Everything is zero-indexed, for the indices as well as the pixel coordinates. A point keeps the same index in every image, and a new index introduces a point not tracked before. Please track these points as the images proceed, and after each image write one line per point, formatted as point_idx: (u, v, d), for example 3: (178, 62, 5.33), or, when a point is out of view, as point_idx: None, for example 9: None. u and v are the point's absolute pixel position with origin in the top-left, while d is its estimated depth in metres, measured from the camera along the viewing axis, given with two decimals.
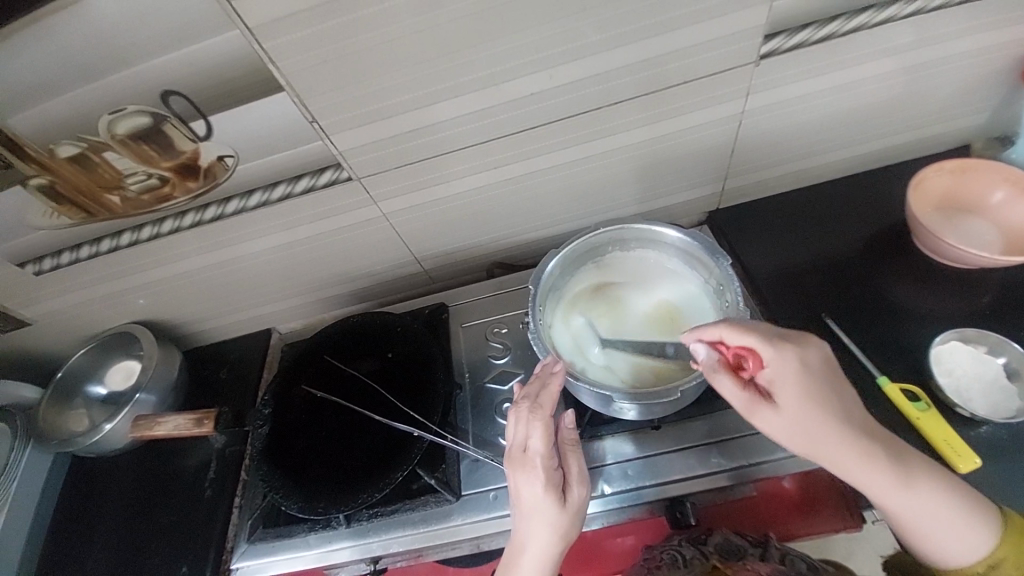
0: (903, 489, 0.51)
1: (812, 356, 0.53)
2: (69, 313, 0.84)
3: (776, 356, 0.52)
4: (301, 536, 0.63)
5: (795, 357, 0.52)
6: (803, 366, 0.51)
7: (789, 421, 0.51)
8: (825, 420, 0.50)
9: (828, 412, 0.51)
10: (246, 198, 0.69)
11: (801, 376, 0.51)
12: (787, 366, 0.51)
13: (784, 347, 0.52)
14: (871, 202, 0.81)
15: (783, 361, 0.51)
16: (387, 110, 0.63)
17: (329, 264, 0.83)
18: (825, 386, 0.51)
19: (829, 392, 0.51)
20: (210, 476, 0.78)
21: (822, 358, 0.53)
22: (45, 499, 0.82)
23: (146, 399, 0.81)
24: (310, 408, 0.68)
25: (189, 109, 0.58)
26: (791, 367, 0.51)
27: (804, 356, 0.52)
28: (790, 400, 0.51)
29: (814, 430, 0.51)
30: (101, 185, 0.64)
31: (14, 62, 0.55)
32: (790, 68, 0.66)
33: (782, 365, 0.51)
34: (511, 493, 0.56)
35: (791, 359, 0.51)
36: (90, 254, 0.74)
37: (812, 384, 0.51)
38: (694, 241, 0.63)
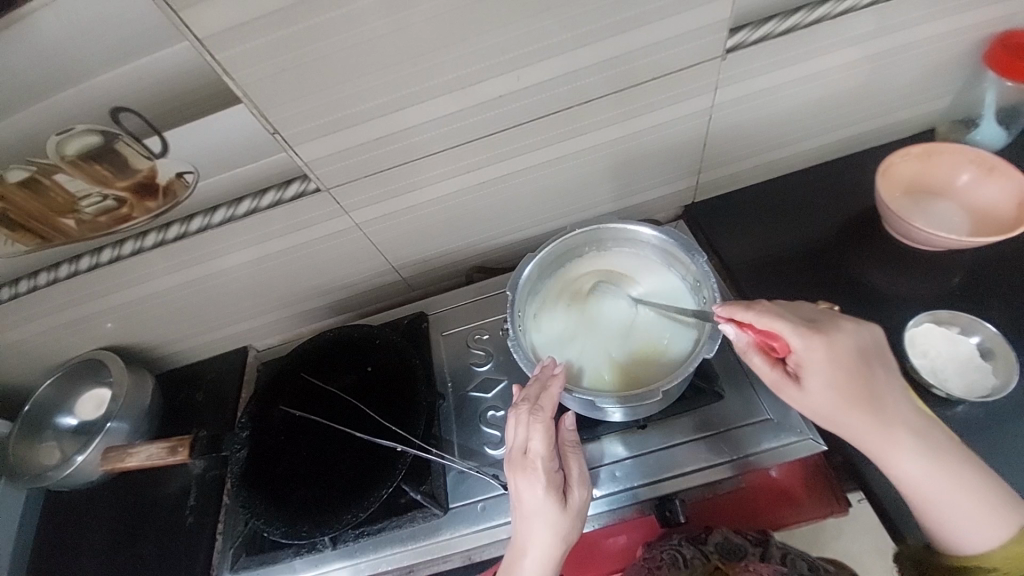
0: (926, 471, 0.51)
1: (844, 339, 0.51)
2: (31, 342, 0.80)
3: (803, 344, 0.50)
4: (287, 562, 0.61)
5: (823, 344, 0.50)
6: (831, 353, 0.50)
7: (814, 400, 0.52)
8: (855, 404, 0.50)
9: (855, 395, 0.50)
10: (211, 214, 0.67)
11: (828, 362, 0.50)
12: (815, 354, 0.50)
13: (812, 335, 0.50)
14: (843, 188, 0.82)
15: (811, 349, 0.50)
16: (353, 118, 0.61)
17: (304, 277, 0.81)
18: (853, 369, 0.50)
19: (859, 373, 0.51)
20: (190, 503, 0.75)
21: (854, 341, 0.51)
22: (19, 538, 0.79)
23: (118, 427, 0.78)
24: (291, 428, 0.66)
25: (143, 126, 0.55)
26: (819, 353, 0.50)
27: (833, 343, 0.50)
28: (818, 383, 0.51)
29: (840, 411, 0.51)
30: (55, 210, 0.61)
31: None
32: (758, 60, 0.66)
33: (810, 352, 0.50)
34: (511, 497, 0.55)
35: (819, 346, 0.50)
36: (49, 281, 0.71)
37: (839, 370, 0.50)
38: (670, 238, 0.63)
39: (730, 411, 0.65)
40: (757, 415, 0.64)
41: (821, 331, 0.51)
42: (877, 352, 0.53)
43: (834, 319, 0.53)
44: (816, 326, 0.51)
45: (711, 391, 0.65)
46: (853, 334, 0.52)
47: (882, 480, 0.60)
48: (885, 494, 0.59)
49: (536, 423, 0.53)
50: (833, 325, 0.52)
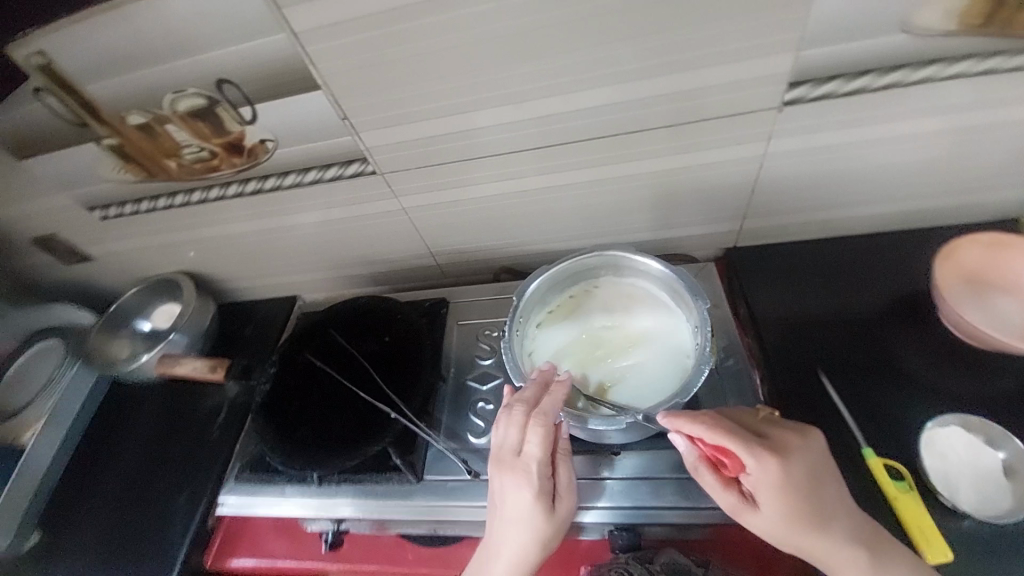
0: None
1: (796, 459, 0.52)
2: (128, 255, 0.96)
3: (757, 464, 0.51)
4: (279, 487, 0.69)
5: (777, 467, 0.51)
6: (785, 475, 0.51)
7: (770, 521, 0.53)
8: (810, 524, 0.52)
9: (809, 514, 0.51)
10: (282, 177, 0.76)
11: (783, 485, 0.51)
12: (769, 473, 0.51)
13: (766, 456, 0.51)
14: (897, 263, 0.78)
15: (764, 469, 0.51)
16: (412, 115, 0.67)
17: (351, 245, 0.90)
18: (807, 491, 0.52)
19: (813, 493, 0.52)
20: (221, 418, 0.88)
21: (808, 461, 0.52)
22: (79, 418, 0.91)
23: (179, 339, 0.91)
24: (308, 375, 0.74)
25: (239, 97, 0.64)
26: (774, 475, 0.51)
27: (787, 466, 0.51)
28: (772, 503, 0.52)
29: (794, 532, 0.52)
30: (163, 152, 0.73)
31: (71, 48, 0.61)
32: (821, 117, 0.64)
33: (763, 474, 0.51)
34: (495, 499, 0.55)
35: (773, 467, 0.51)
36: (148, 208, 0.84)
37: (792, 493, 0.51)
38: (679, 278, 0.64)
39: None
40: None
41: (773, 451, 0.52)
42: (827, 468, 0.54)
43: (783, 434, 0.54)
44: (767, 444, 0.53)
45: None
46: (804, 450, 0.53)
47: None
48: None
49: (534, 425, 0.54)
50: (785, 444, 0.53)
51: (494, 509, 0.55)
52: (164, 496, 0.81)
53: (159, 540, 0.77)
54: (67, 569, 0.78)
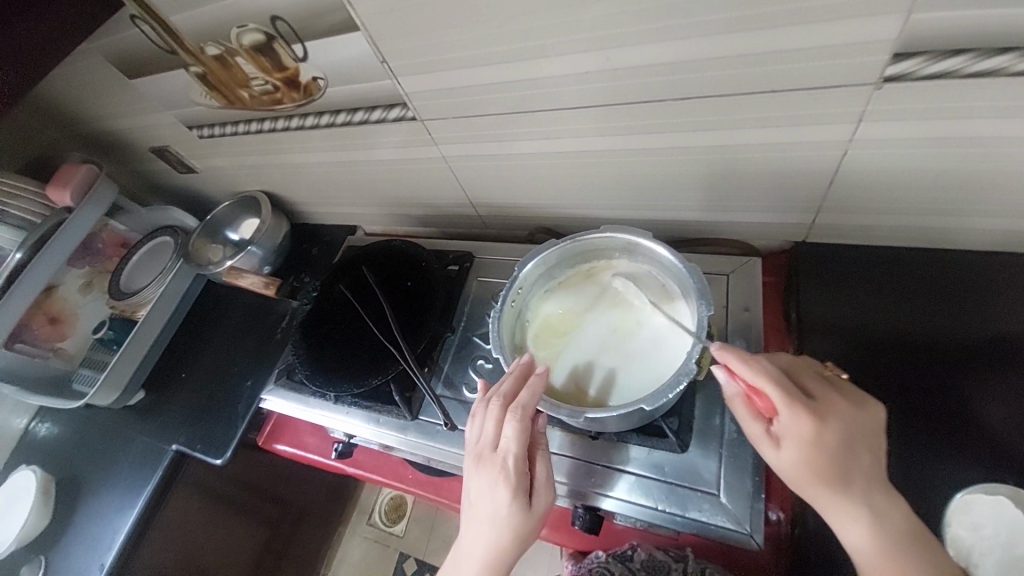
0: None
1: (836, 420, 0.48)
2: (220, 171, 1.09)
3: (790, 410, 0.48)
4: (305, 395, 0.81)
5: (811, 422, 0.48)
6: (818, 435, 0.47)
7: (786, 471, 0.49)
8: (831, 484, 0.47)
9: (835, 475, 0.47)
10: (335, 115, 0.80)
11: (810, 439, 0.47)
12: (799, 422, 0.48)
13: (801, 410, 0.48)
14: (1006, 293, 0.62)
15: (797, 423, 0.48)
16: (449, 63, 0.65)
17: (400, 185, 0.95)
18: (838, 458, 0.47)
19: (846, 457, 0.47)
20: (282, 325, 1.03)
21: (849, 426, 0.48)
22: (180, 304, 1.11)
23: (254, 252, 1.04)
24: (340, 304, 0.82)
25: (290, 34, 0.67)
26: (805, 430, 0.48)
27: (822, 428, 0.47)
28: (796, 450, 0.48)
29: (812, 491, 0.48)
30: (236, 83, 0.79)
31: None
32: (937, 101, 0.50)
33: (791, 426, 0.48)
34: (472, 497, 0.56)
35: (806, 423, 0.48)
36: (232, 132, 0.94)
37: (821, 452, 0.47)
38: (689, 276, 0.59)
39: (686, 469, 0.62)
40: (708, 485, 0.60)
41: (813, 409, 0.48)
42: (872, 440, 0.48)
43: (838, 397, 0.50)
44: (811, 402, 0.49)
45: (675, 441, 0.62)
46: (853, 420, 0.48)
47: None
48: None
49: (510, 418, 0.56)
50: (832, 407, 0.49)
51: (471, 504, 0.56)
52: (233, 380, 0.99)
53: (226, 416, 0.95)
54: (163, 423, 0.99)
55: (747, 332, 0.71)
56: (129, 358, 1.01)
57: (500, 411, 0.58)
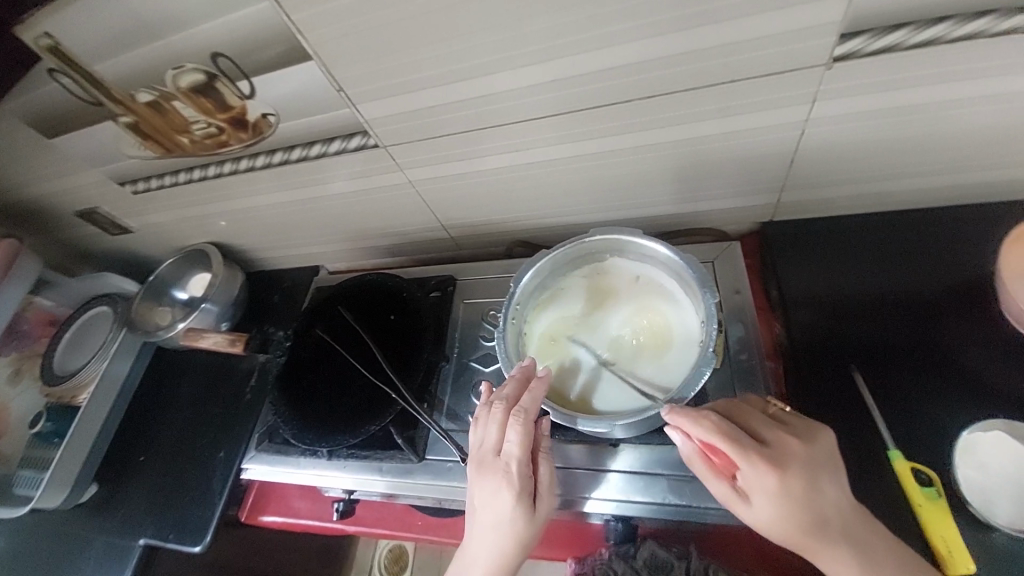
0: None
1: (792, 462, 0.48)
2: (160, 227, 1.00)
3: (748, 464, 0.47)
4: (294, 457, 0.73)
5: (772, 478, 0.47)
6: (783, 487, 0.47)
7: (762, 526, 0.49)
8: (806, 530, 0.47)
9: (807, 520, 0.47)
10: (289, 152, 0.76)
11: (774, 488, 0.47)
12: (759, 475, 0.47)
13: (761, 465, 0.47)
14: (960, 243, 0.68)
15: (760, 479, 0.47)
16: (411, 84, 0.63)
17: (365, 217, 0.91)
18: (804, 502, 0.47)
19: (812, 500, 0.47)
20: (251, 383, 0.94)
21: (806, 466, 0.48)
22: (127, 379, 0.99)
23: (210, 309, 0.96)
24: (319, 350, 0.77)
25: (234, 70, 0.63)
26: (769, 485, 0.47)
27: (785, 478, 0.47)
28: (765, 503, 0.47)
29: (792, 542, 0.48)
30: (174, 128, 0.73)
31: (78, 24, 0.61)
32: (881, 74, 0.54)
33: (755, 483, 0.47)
34: (476, 500, 0.56)
35: (769, 477, 0.47)
36: (171, 183, 0.86)
37: (790, 504, 0.47)
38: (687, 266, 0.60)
39: None
40: None
41: (771, 460, 0.47)
42: (831, 470, 0.49)
43: (792, 439, 0.49)
44: (767, 450, 0.48)
45: None
46: (808, 457, 0.48)
47: None
48: None
49: (513, 423, 0.55)
50: (788, 450, 0.48)
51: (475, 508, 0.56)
52: (203, 454, 0.89)
53: (199, 495, 0.85)
54: (125, 516, 0.87)
55: (739, 315, 0.72)
56: (72, 454, 0.89)
57: (503, 415, 0.57)
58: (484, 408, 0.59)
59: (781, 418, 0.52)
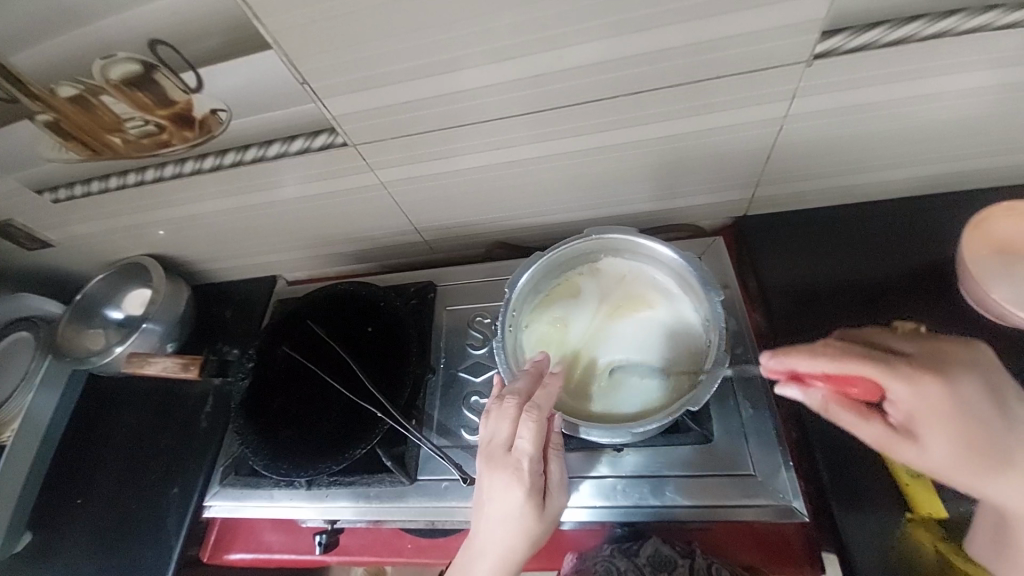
0: None
1: (953, 377, 0.46)
2: (87, 240, 0.88)
3: (908, 385, 0.45)
4: (266, 489, 0.67)
5: (932, 387, 0.45)
6: (944, 398, 0.45)
7: (931, 452, 0.46)
8: (977, 448, 0.45)
9: (977, 438, 0.45)
10: (243, 152, 0.68)
11: (941, 404, 0.45)
12: (922, 393, 0.45)
13: (917, 378, 0.45)
14: (918, 232, 0.72)
15: (919, 390, 0.45)
16: (383, 77, 0.58)
17: (331, 222, 0.84)
18: (972, 419, 0.45)
19: (978, 416, 0.45)
20: (206, 409, 0.84)
21: (968, 378, 0.46)
22: (56, 415, 0.88)
23: (152, 329, 0.85)
24: (291, 369, 0.70)
25: (177, 59, 0.56)
26: (929, 397, 0.45)
27: (944, 387, 0.45)
28: (932, 425, 0.45)
29: (964, 471, 0.45)
30: (102, 127, 0.64)
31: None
32: (857, 70, 0.55)
33: (915, 398, 0.45)
34: (483, 496, 0.52)
35: (930, 389, 0.45)
36: (100, 189, 0.75)
37: (955, 417, 0.45)
38: (689, 265, 0.61)
39: (716, 458, 0.61)
40: (742, 468, 0.60)
41: (923, 369, 0.46)
42: (994, 383, 0.47)
43: (931, 350, 0.48)
44: (920, 364, 0.46)
45: (700, 432, 0.62)
46: (965, 370, 0.46)
47: (857, 531, 0.56)
48: (860, 553, 0.55)
49: (527, 418, 0.51)
50: (941, 362, 0.47)
51: (482, 503, 0.52)
52: (153, 492, 0.79)
53: (153, 538, 0.75)
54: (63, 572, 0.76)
55: (731, 309, 0.72)
56: None
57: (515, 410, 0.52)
58: (494, 403, 0.55)
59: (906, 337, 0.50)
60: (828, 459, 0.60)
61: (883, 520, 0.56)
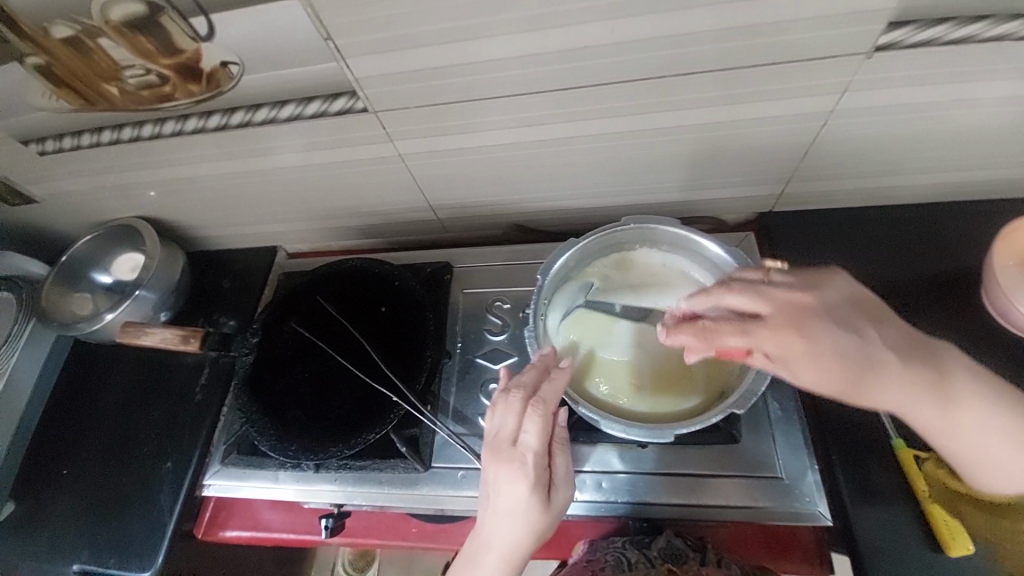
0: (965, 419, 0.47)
1: (810, 321, 0.45)
2: (74, 197, 0.82)
3: (770, 345, 0.45)
4: (271, 470, 0.65)
5: (793, 338, 0.45)
6: (806, 346, 0.45)
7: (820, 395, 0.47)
8: (859, 387, 0.45)
9: (855, 376, 0.45)
10: (253, 112, 0.63)
11: (810, 354, 0.45)
12: (787, 349, 0.45)
13: (777, 338, 0.45)
14: (944, 238, 0.71)
15: (784, 344, 0.45)
16: (415, 39, 0.54)
17: (340, 194, 0.80)
18: (844, 363, 0.45)
19: (851, 356, 0.45)
20: (201, 383, 0.80)
21: (825, 317, 0.45)
22: (41, 379, 0.84)
23: (145, 296, 0.80)
24: (301, 347, 0.67)
25: (189, 3, 0.51)
26: (793, 350, 0.45)
27: (808, 335, 0.45)
28: (808, 375, 0.45)
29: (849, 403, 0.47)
30: (98, 74, 0.58)
31: None
32: (914, 67, 0.53)
33: (784, 351, 0.45)
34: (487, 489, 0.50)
35: (791, 343, 0.45)
36: (92, 143, 0.70)
37: (823, 360, 0.44)
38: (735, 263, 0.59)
39: (737, 457, 0.61)
40: (766, 470, 0.60)
41: (778, 325, 0.45)
42: (856, 310, 0.47)
43: (788, 298, 0.47)
44: (775, 319, 0.46)
45: (727, 432, 0.61)
46: (823, 306, 0.46)
47: (870, 530, 0.56)
48: (871, 551, 0.56)
49: (534, 413, 0.49)
50: (797, 309, 0.46)
51: (486, 496, 0.51)
52: (144, 465, 0.76)
53: (144, 513, 0.72)
54: (47, 544, 0.73)
55: None
56: None
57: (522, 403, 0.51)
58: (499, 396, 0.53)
59: (777, 279, 0.49)
60: (844, 463, 0.60)
61: (898, 524, 0.56)
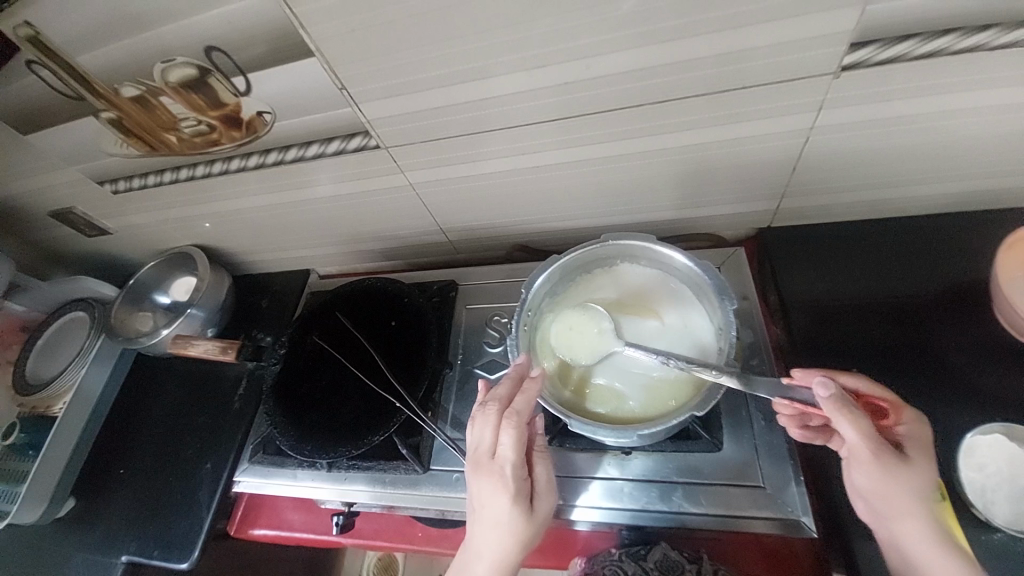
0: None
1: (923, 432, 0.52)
2: (141, 228, 0.95)
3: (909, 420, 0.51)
4: (290, 469, 0.72)
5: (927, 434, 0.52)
6: (919, 435, 0.51)
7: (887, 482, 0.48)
8: (916, 486, 0.48)
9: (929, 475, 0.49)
10: (284, 152, 0.73)
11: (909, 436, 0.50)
12: (917, 431, 0.51)
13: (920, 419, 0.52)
14: (948, 250, 0.70)
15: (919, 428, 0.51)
16: (417, 84, 0.61)
17: (361, 221, 0.89)
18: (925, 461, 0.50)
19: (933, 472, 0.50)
20: (240, 391, 0.90)
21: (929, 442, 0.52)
22: (108, 384, 0.95)
23: (196, 314, 0.91)
24: (317, 356, 0.75)
25: (230, 65, 0.60)
26: (916, 434, 0.51)
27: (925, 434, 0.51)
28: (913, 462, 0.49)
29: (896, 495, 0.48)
30: (161, 125, 0.70)
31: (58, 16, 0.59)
32: (886, 84, 0.55)
33: (919, 432, 0.51)
34: (473, 500, 0.53)
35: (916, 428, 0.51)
36: (156, 182, 0.82)
37: (919, 446, 0.50)
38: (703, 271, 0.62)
39: (723, 466, 0.61)
40: (751, 480, 0.60)
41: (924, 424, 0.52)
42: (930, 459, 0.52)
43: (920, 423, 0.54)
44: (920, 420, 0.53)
45: (709, 440, 0.61)
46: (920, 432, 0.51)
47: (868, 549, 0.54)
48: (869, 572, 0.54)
49: (507, 424, 0.52)
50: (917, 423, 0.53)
51: (474, 509, 0.54)
52: (188, 465, 0.84)
53: (185, 509, 0.81)
54: (105, 534, 0.82)
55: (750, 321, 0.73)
56: (57, 450, 0.87)
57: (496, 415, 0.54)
58: (478, 409, 0.56)
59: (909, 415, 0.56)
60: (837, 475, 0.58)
61: None
